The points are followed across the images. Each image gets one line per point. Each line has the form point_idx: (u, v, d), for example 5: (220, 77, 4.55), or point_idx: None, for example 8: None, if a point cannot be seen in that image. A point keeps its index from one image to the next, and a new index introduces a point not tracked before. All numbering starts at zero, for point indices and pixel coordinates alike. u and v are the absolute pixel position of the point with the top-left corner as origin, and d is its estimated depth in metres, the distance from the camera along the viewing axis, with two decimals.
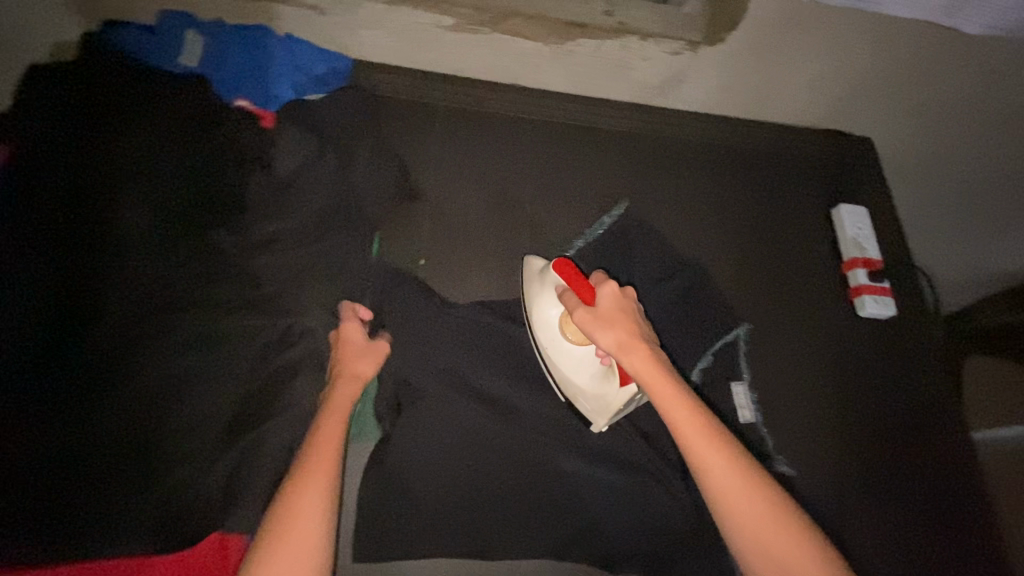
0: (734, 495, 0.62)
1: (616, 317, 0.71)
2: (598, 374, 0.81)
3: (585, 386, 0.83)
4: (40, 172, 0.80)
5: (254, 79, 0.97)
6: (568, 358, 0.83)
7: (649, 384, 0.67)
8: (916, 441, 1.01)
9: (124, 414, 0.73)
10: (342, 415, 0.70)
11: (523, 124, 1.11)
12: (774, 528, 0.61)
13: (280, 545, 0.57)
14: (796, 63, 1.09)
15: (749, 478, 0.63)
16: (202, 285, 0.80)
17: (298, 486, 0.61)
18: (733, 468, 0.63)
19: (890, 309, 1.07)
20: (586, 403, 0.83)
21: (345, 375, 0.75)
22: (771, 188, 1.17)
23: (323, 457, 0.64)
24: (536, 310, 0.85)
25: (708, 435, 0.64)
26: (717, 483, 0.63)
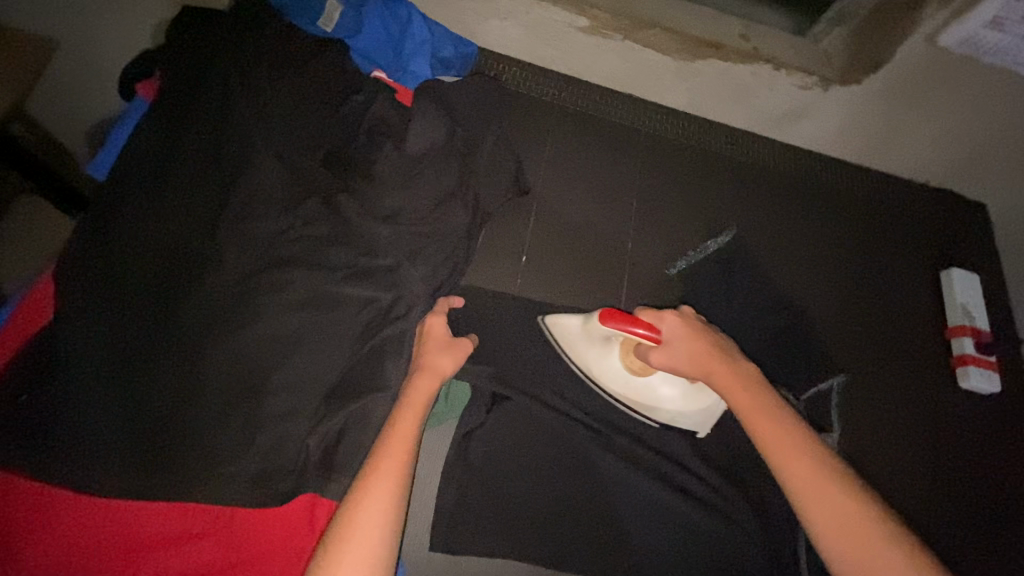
0: (826, 504, 0.58)
1: (690, 346, 0.68)
2: (688, 392, 0.80)
3: (679, 407, 0.82)
4: (187, 115, 0.82)
5: (389, 53, 0.96)
6: (652, 392, 0.81)
7: (733, 399, 0.65)
8: (1015, 527, 0.94)
9: (234, 363, 0.73)
10: (417, 411, 0.70)
11: (637, 136, 1.10)
12: (868, 543, 0.55)
13: (341, 551, 0.58)
14: (931, 116, 1.04)
15: (841, 487, 0.58)
16: (323, 247, 0.80)
17: (364, 486, 0.62)
18: (820, 477, 0.59)
19: (996, 385, 1.01)
20: (687, 418, 0.83)
21: (426, 370, 0.75)
22: (880, 239, 1.13)
23: (392, 461, 0.64)
24: (597, 367, 0.83)
25: (790, 443, 0.61)
26: (802, 489, 0.59)
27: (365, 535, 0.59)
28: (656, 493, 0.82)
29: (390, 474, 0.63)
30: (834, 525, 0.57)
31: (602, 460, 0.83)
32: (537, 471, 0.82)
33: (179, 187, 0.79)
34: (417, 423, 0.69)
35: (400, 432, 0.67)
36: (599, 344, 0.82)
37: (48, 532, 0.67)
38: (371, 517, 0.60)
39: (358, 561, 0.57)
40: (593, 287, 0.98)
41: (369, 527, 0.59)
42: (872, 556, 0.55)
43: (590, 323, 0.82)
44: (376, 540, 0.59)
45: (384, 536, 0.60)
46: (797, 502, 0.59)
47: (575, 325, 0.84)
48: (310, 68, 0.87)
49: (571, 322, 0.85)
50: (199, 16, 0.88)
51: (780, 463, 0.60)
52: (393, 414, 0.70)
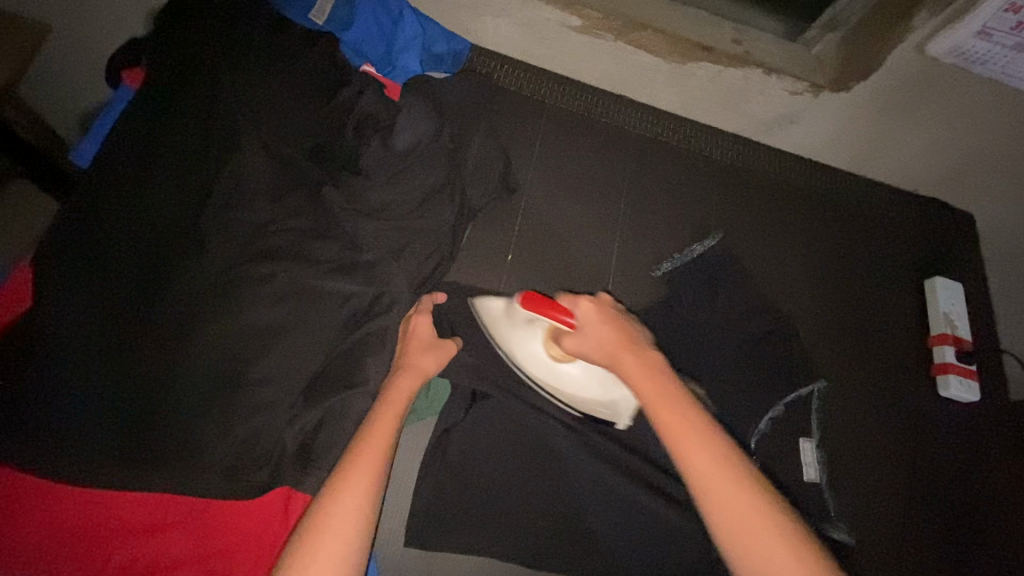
0: (725, 495, 0.54)
1: (601, 331, 0.67)
2: (606, 381, 0.79)
3: (598, 397, 0.80)
4: (173, 104, 0.81)
5: (380, 46, 0.95)
6: (571, 379, 0.79)
7: (636, 386, 0.62)
8: (989, 535, 0.95)
9: (213, 354, 0.73)
10: (399, 406, 0.71)
11: (627, 136, 1.10)
12: (755, 525, 0.53)
13: (315, 542, 0.58)
14: (921, 124, 1.04)
15: (738, 479, 0.55)
16: (305, 241, 0.80)
17: (341, 478, 0.62)
18: (717, 462, 0.55)
19: (975, 394, 1.02)
20: (605, 408, 0.80)
21: (409, 369, 0.76)
22: (866, 246, 1.13)
23: (372, 453, 0.65)
24: (518, 352, 0.80)
25: (692, 431, 0.57)
26: (697, 471, 0.55)
27: (340, 529, 0.59)
28: (632, 492, 0.83)
29: (367, 470, 0.63)
30: (732, 518, 0.53)
31: (579, 459, 0.84)
32: (513, 469, 0.83)
33: (162, 176, 0.78)
34: (395, 420, 0.70)
35: (378, 429, 0.68)
36: (523, 327, 0.79)
37: (24, 520, 0.67)
38: (347, 512, 0.60)
39: (331, 555, 0.57)
40: (578, 287, 0.98)
41: (345, 521, 0.59)
42: (767, 551, 0.52)
43: (512, 306, 0.79)
44: (350, 535, 0.59)
45: (358, 532, 0.60)
46: (698, 493, 0.55)
47: (501, 308, 0.82)
48: (298, 60, 0.86)
49: (496, 304, 0.82)
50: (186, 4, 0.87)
51: (681, 452, 0.57)
52: (374, 408, 0.71)
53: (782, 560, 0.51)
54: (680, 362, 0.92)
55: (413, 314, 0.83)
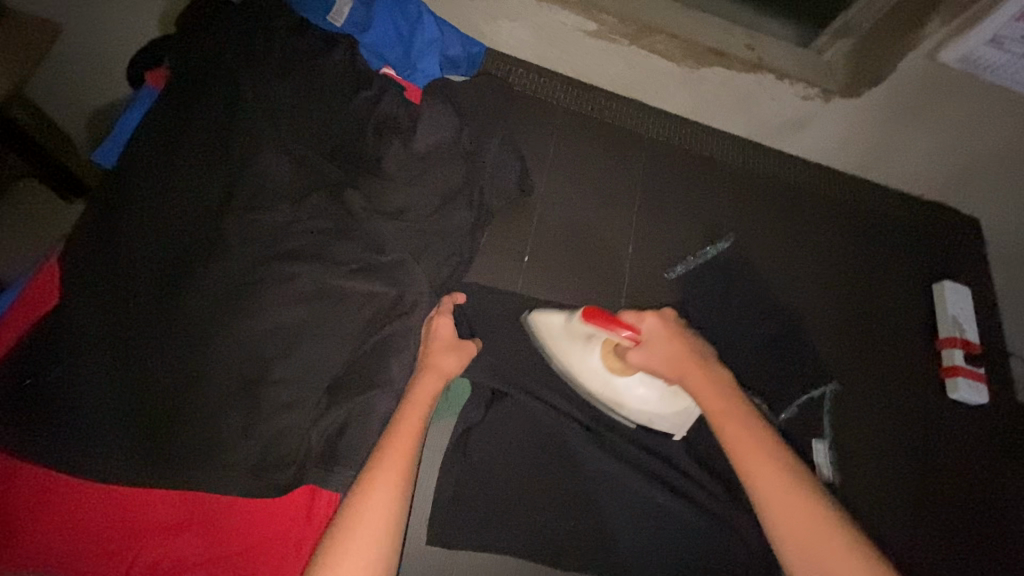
0: (785, 505, 0.59)
1: (667, 348, 0.70)
2: (667, 395, 0.77)
3: (657, 410, 0.79)
4: (196, 106, 0.82)
5: (401, 49, 0.97)
6: (630, 393, 0.78)
7: (703, 404, 0.67)
8: (999, 535, 0.96)
9: (239, 353, 0.74)
10: (422, 408, 0.72)
11: (640, 140, 1.11)
12: (819, 536, 0.57)
13: (346, 546, 0.58)
14: (931, 130, 1.06)
15: (800, 491, 0.60)
16: (329, 242, 0.81)
17: (369, 481, 0.63)
18: (782, 478, 0.60)
19: (984, 396, 1.03)
20: (662, 420, 0.80)
21: (427, 369, 0.78)
22: (875, 250, 1.14)
23: (399, 456, 0.65)
24: (577, 363, 0.80)
25: (754, 445, 0.62)
26: (762, 486, 0.60)
27: (371, 523, 0.60)
28: (650, 492, 0.84)
29: (396, 471, 0.64)
30: (791, 525, 0.58)
31: (598, 460, 0.85)
32: (533, 469, 0.84)
33: (188, 177, 0.79)
34: (421, 419, 0.71)
35: (405, 428, 0.69)
36: (581, 342, 0.78)
37: (51, 520, 0.67)
38: (378, 507, 0.61)
39: (364, 547, 0.59)
40: (593, 289, 0.99)
41: (376, 516, 0.61)
42: (827, 557, 0.56)
43: (572, 320, 0.78)
44: (381, 530, 0.60)
45: (389, 526, 0.61)
46: (759, 501, 0.60)
47: (561, 321, 0.81)
48: (319, 63, 0.87)
49: (556, 317, 0.81)
50: (208, 7, 0.88)
51: (745, 464, 0.62)
52: (399, 411, 0.71)
53: (842, 568, 0.55)
54: None
55: (435, 313, 0.83)
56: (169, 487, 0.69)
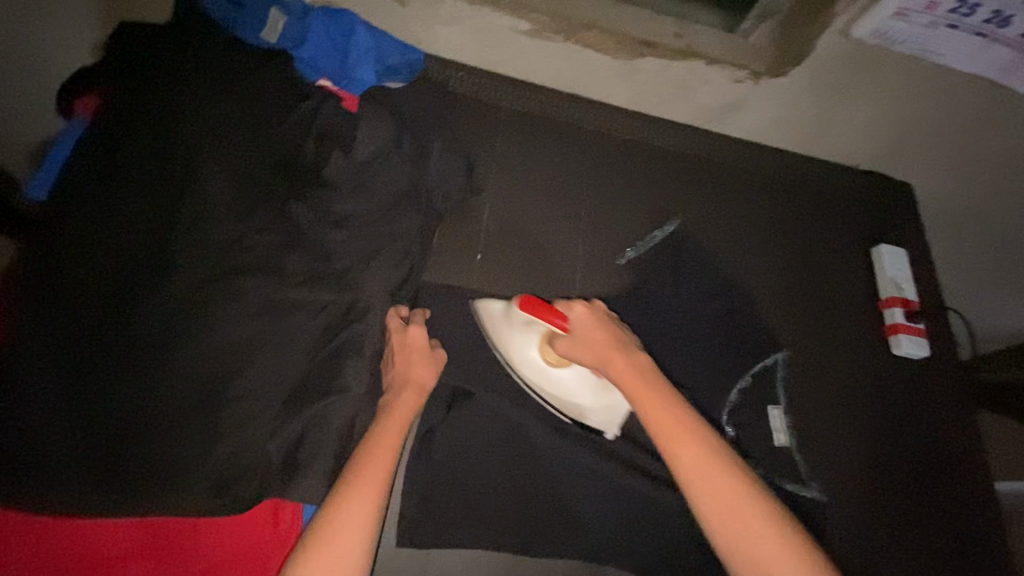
0: (705, 481, 0.65)
1: (592, 336, 0.76)
2: (597, 387, 0.84)
3: (589, 403, 0.85)
4: (126, 125, 0.80)
5: (336, 61, 0.98)
6: (566, 384, 0.85)
7: (631, 393, 0.72)
8: (944, 476, 1.03)
9: (191, 371, 0.73)
10: (404, 420, 0.76)
11: (584, 132, 1.14)
12: (733, 506, 0.64)
13: (322, 553, 0.62)
14: (857, 103, 1.11)
15: (718, 467, 0.66)
16: (277, 255, 0.81)
17: (348, 492, 0.66)
18: (701, 455, 0.66)
19: (925, 350, 1.09)
20: (595, 416, 0.86)
21: (409, 387, 0.79)
22: (817, 221, 1.19)
23: (377, 467, 0.69)
24: (512, 353, 0.85)
25: (679, 429, 0.68)
26: (686, 468, 0.66)
27: (348, 533, 0.64)
28: (615, 472, 0.86)
29: (374, 482, 0.68)
30: (711, 499, 0.64)
31: (560, 445, 0.87)
32: (500, 460, 0.85)
33: (121, 199, 0.77)
34: (400, 434, 0.75)
35: (385, 441, 0.73)
36: (519, 329, 0.85)
37: (8, 554, 0.66)
38: (354, 518, 0.65)
39: (338, 557, 0.63)
40: (548, 282, 1.01)
41: (353, 526, 0.64)
42: (744, 526, 0.63)
43: (511, 308, 0.85)
44: (357, 538, 0.64)
45: (363, 536, 0.65)
46: (683, 481, 0.66)
47: (501, 307, 0.88)
48: (255, 77, 0.87)
49: (499, 305, 0.88)
50: (140, 29, 0.87)
51: (671, 448, 0.67)
52: (378, 423, 0.75)
53: (751, 530, 0.63)
54: (649, 345, 0.96)
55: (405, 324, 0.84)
56: (128, 513, 0.68)
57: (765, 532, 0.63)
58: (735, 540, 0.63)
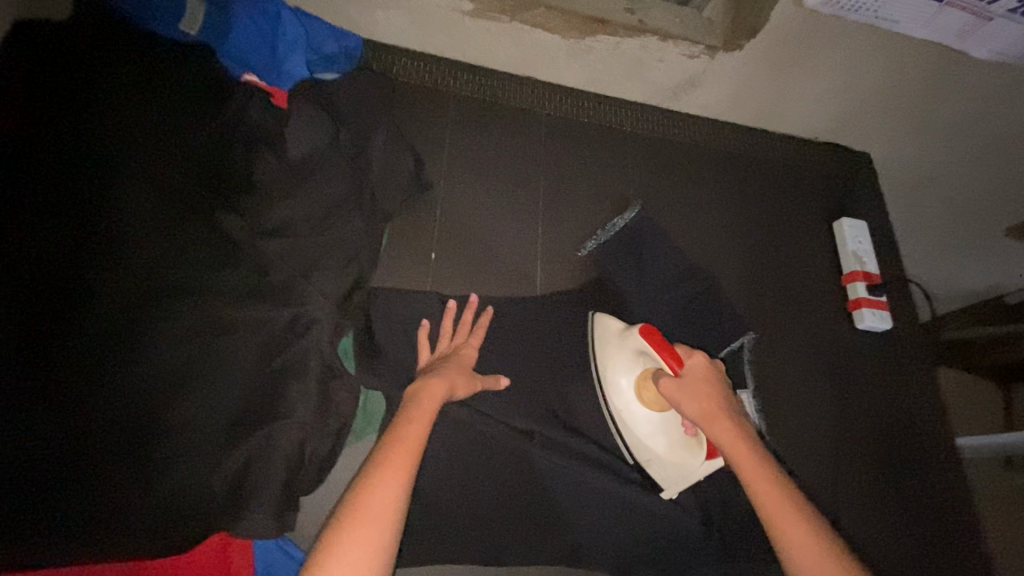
0: (818, 570, 0.61)
1: (703, 388, 0.72)
2: (680, 442, 0.77)
3: (662, 454, 0.78)
4: (24, 129, 0.70)
5: (264, 52, 0.90)
6: (645, 425, 0.78)
7: (738, 460, 0.69)
8: (909, 448, 1.04)
9: (121, 403, 0.67)
10: (433, 408, 0.74)
11: (538, 117, 1.09)
12: None
13: (355, 525, 0.60)
14: (815, 74, 1.08)
15: (830, 548, 0.63)
16: (208, 273, 0.76)
17: (379, 470, 0.65)
18: (811, 537, 0.63)
19: (887, 323, 1.09)
20: (658, 469, 0.80)
21: (443, 376, 0.78)
22: (778, 199, 1.18)
23: (405, 449, 0.67)
24: (606, 374, 0.80)
25: (789, 509, 0.65)
26: (796, 552, 0.63)
27: (376, 521, 0.61)
28: (588, 474, 0.83)
29: (402, 463, 0.66)
30: None
31: (527, 451, 0.84)
32: (464, 471, 0.82)
33: (14, 214, 0.67)
34: (429, 419, 0.73)
35: (413, 425, 0.71)
36: (627, 357, 0.79)
37: None
38: (383, 495, 0.62)
39: (370, 540, 0.60)
40: (506, 278, 0.96)
41: (381, 513, 0.62)
42: None
43: (630, 332, 0.79)
44: (389, 517, 0.62)
45: (393, 522, 0.62)
46: (793, 565, 0.63)
47: (620, 327, 0.82)
48: (173, 79, 0.81)
49: (617, 324, 0.83)
50: (29, 27, 0.77)
51: (778, 526, 0.65)
52: (406, 407, 0.74)
53: None
54: None
55: (460, 335, 0.86)
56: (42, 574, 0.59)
57: None
58: None
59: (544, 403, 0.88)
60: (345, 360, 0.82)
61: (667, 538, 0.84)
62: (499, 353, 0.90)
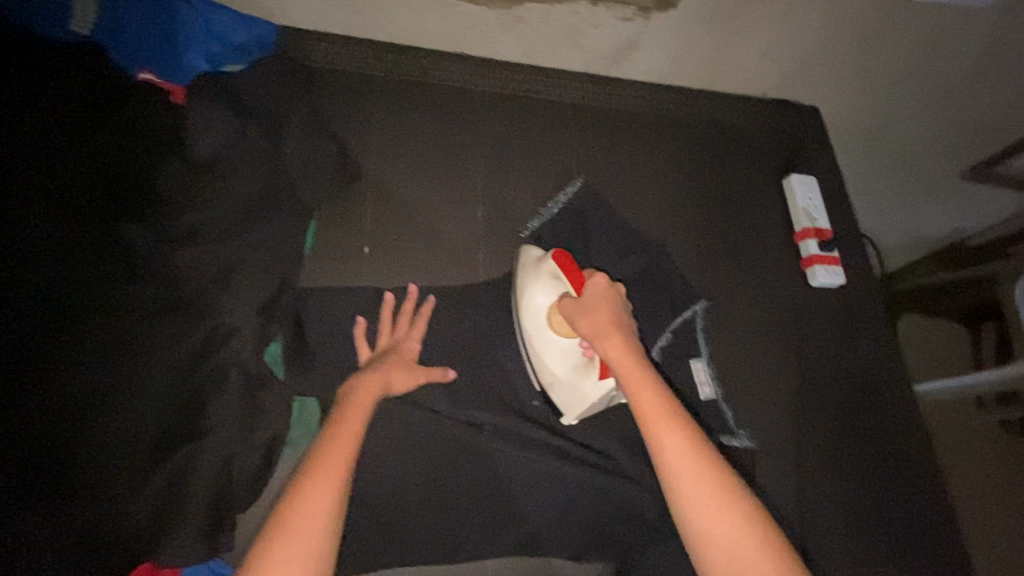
0: (681, 467, 0.62)
1: (599, 306, 0.75)
2: (580, 367, 0.81)
3: (563, 378, 0.82)
4: None
5: (162, 50, 0.86)
6: (550, 348, 0.82)
7: (623, 371, 0.69)
8: (869, 402, 1.03)
9: (54, 424, 0.60)
10: (365, 412, 0.71)
11: (473, 94, 1.03)
12: (711, 498, 0.60)
13: (286, 545, 0.57)
14: (752, 28, 1.04)
15: (701, 452, 0.63)
16: (119, 285, 0.69)
17: (309, 482, 0.61)
18: (682, 440, 0.63)
19: (840, 278, 1.08)
20: (560, 394, 0.83)
21: (374, 377, 0.76)
22: (727, 161, 1.15)
23: (337, 458, 0.64)
24: (522, 295, 0.84)
25: (663, 413, 0.65)
26: (664, 449, 0.63)
27: (308, 535, 0.58)
28: (538, 459, 0.82)
29: (335, 474, 0.63)
30: (687, 484, 0.61)
31: (477, 442, 0.82)
32: (411, 470, 0.80)
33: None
34: (362, 421, 0.70)
35: (340, 435, 0.67)
36: (542, 280, 0.83)
37: None
38: (316, 508, 0.59)
39: (300, 559, 0.56)
40: (447, 267, 0.92)
41: (314, 525, 0.58)
42: (714, 521, 0.60)
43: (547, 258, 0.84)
44: (322, 533, 0.59)
45: (326, 536, 0.59)
46: (661, 464, 0.64)
47: (540, 253, 0.86)
48: (75, 67, 0.73)
49: (538, 251, 0.87)
50: None
51: (651, 428, 0.65)
52: (337, 412, 0.70)
53: (723, 524, 0.59)
54: None
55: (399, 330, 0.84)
56: None
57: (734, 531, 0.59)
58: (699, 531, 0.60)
59: (491, 391, 0.86)
60: (275, 367, 0.80)
61: (626, 517, 0.83)
62: (441, 345, 0.87)
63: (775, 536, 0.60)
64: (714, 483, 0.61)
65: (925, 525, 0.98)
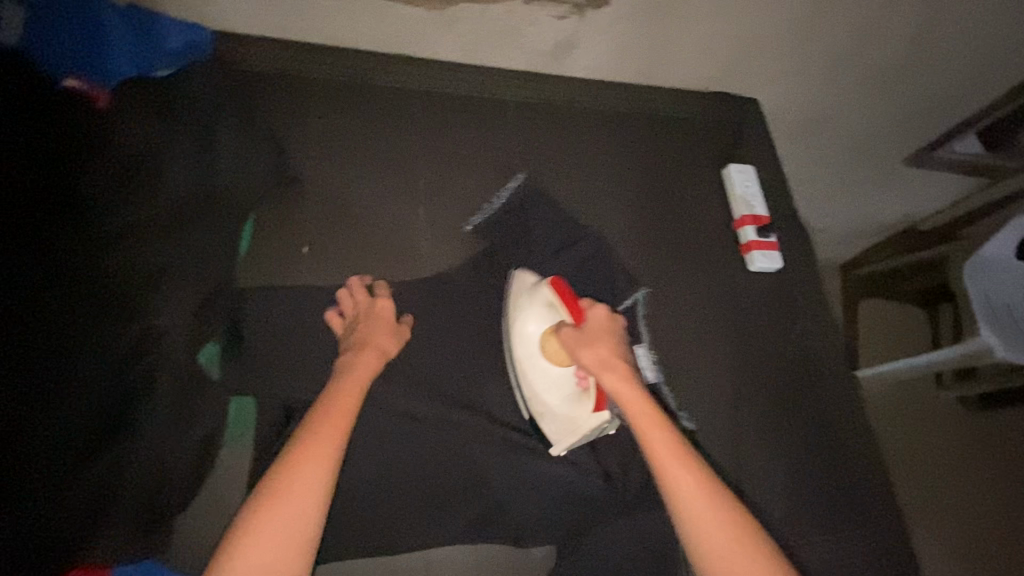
0: (686, 489, 0.74)
1: (603, 338, 0.83)
2: (571, 396, 0.85)
3: (554, 405, 0.85)
4: None
5: (91, 55, 0.87)
6: (541, 377, 0.85)
7: (627, 403, 0.79)
8: (807, 381, 1.07)
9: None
10: (350, 395, 0.76)
11: (413, 93, 1.04)
12: (711, 515, 0.73)
13: (271, 525, 0.65)
14: (687, 24, 1.06)
15: (691, 465, 0.76)
16: (56, 293, 0.75)
17: (295, 467, 0.69)
18: (680, 464, 0.76)
19: (777, 262, 1.12)
20: (548, 422, 0.85)
21: (360, 351, 0.80)
22: (668, 153, 1.18)
23: (320, 450, 0.71)
24: (514, 323, 0.87)
25: (666, 442, 0.77)
26: (667, 472, 0.76)
27: (294, 517, 0.66)
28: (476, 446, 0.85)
29: (315, 463, 0.70)
30: (690, 501, 0.74)
31: (418, 433, 0.84)
32: (354, 464, 0.81)
33: None
34: (350, 406, 0.75)
35: (326, 420, 0.73)
36: (538, 307, 0.87)
37: None
38: (300, 495, 0.67)
39: (282, 545, 0.65)
40: (389, 264, 0.93)
41: (300, 512, 0.67)
42: (714, 535, 0.73)
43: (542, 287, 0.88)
44: (308, 522, 0.67)
45: (309, 529, 0.67)
46: (667, 487, 0.75)
47: (532, 281, 0.90)
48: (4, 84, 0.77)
49: (531, 278, 0.90)
50: None
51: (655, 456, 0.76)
52: (320, 398, 0.76)
53: (716, 535, 0.73)
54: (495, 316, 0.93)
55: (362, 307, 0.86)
56: None
57: (727, 539, 0.72)
58: (697, 541, 0.73)
59: (432, 384, 0.87)
60: (210, 366, 0.80)
61: (567, 500, 0.86)
62: None
63: (756, 539, 0.73)
64: (709, 501, 0.74)
65: (862, 496, 1.02)
